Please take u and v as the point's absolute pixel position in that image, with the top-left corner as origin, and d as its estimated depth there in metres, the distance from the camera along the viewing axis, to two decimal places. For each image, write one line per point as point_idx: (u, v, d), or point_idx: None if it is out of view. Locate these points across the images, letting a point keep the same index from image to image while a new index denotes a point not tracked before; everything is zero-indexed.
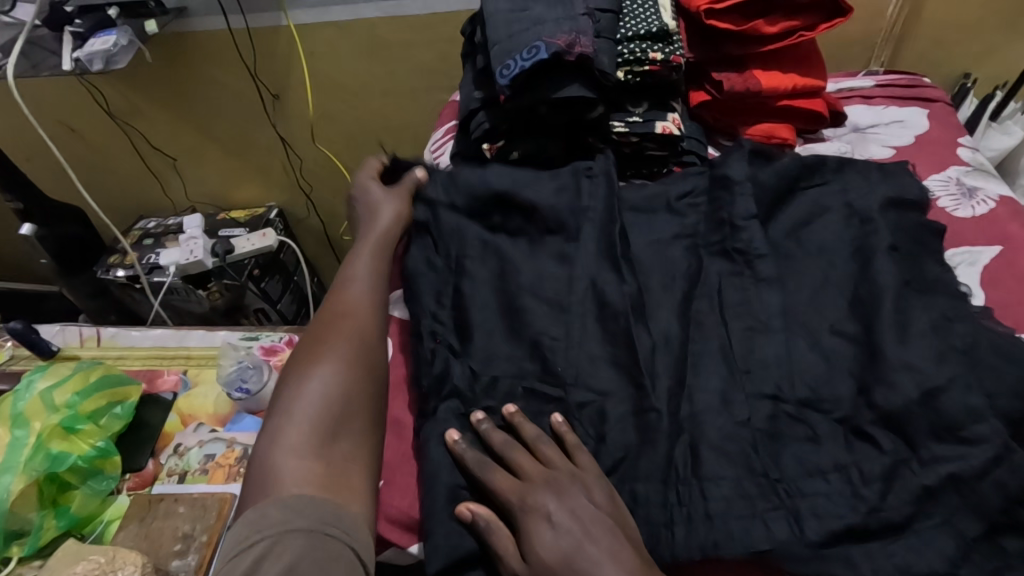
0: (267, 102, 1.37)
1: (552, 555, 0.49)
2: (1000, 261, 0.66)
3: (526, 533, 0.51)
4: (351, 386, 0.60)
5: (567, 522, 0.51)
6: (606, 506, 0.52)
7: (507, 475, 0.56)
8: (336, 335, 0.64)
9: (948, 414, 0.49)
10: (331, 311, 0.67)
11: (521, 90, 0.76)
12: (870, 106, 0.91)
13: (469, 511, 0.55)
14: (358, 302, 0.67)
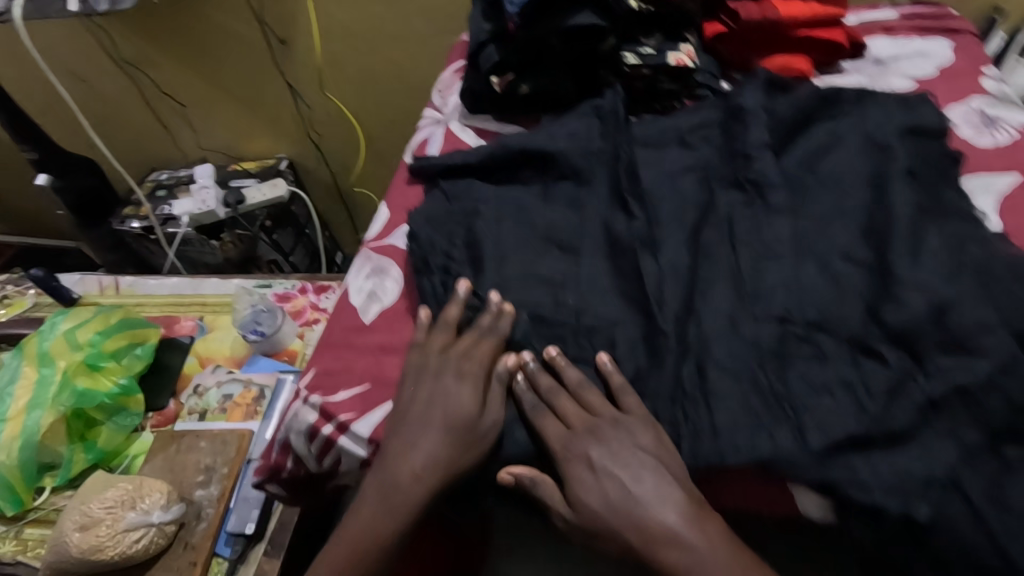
0: (274, 48, 1.35)
1: (597, 501, 0.51)
2: (1019, 188, 0.65)
3: (575, 478, 0.52)
4: (388, 534, 0.54)
5: (609, 468, 0.52)
6: (653, 448, 0.52)
7: (557, 421, 0.56)
8: (392, 462, 0.55)
9: (956, 327, 0.50)
10: (408, 407, 0.58)
11: (532, 19, 0.75)
12: (893, 38, 0.88)
13: (511, 474, 0.55)
14: (437, 424, 0.56)
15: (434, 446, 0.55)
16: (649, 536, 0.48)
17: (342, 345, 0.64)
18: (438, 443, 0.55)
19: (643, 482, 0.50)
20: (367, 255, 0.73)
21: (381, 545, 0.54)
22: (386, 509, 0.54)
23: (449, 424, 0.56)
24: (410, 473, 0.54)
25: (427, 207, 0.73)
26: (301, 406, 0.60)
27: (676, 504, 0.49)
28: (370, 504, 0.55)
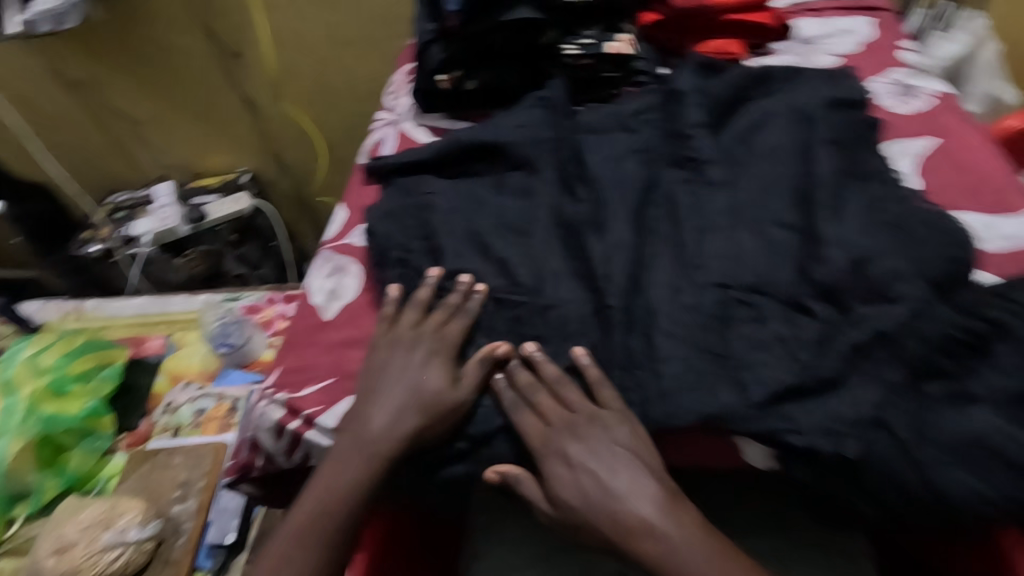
0: (227, 61, 1.36)
1: (573, 494, 0.54)
2: (936, 149, 0.69)
3: (557, 475, 0.55)
4: (342, 509, 0.56)
5: (586, 463, 0.54)
6: (629, 442, 0.54)
7: (537, 416, 0.57)
8: (354, 445, 0.57)
9: (874, 277, 0.54)
10: (372, 394, 0.59)
11: (472, 17, 0.79)
12: (819, 18, 0.92)
13: (497, 473, 0.57)
14: (400, 410, 0.57)
15: (395, 430, 0.57)
16: (630, 533, 0.51)
17: (306, 344, 0.65)
18: (399, 428, 0.57)
19: (620, 478, 0.53)
20: (327, 254, 0.74)
21: (334, 521, 0.56)
22: (342, 489, 0.56)
23: (413, 411, 0.57)
24: (370, 457, 0.56)
25: (382, 204, 0.74)
26: (266, 404, 0.60)
27: (654, 498, 0.52)
28: (326, 481, 0.57)
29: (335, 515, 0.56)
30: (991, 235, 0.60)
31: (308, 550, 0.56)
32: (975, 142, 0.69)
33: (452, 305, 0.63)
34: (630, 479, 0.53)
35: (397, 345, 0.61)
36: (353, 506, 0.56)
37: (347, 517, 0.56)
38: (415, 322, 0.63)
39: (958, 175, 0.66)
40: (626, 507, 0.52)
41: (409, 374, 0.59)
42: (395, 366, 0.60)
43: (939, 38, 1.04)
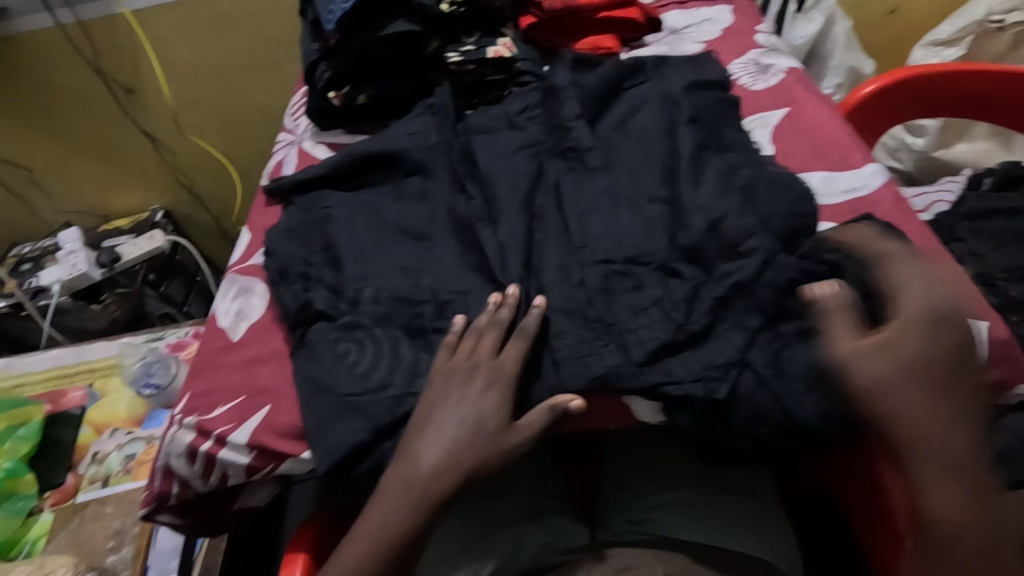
0: (121, 98, 1.33)
1: (888, 376, 0.48)
2: (787, 118, 0.77)
3: (866, 384, 0.48)
4: (390, 546, 0.53)
5: (883, 354, 0.49)
6: (938, 354, 0.48)
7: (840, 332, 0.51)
8: (402, 482, 0.54)
9: (728, 236, 0.60)
10: (424, 428, 0.55)
11: (350, 33, 0.81)
12: (685, 10, 1.00)
13: (816, 292, 0.53)
14: (446, 447, 0.54)
15: (445, 467, 0.54)
16: (904, 452, 0.48)
17: (213, 366, 0.66)
18: (450, 467, 0.54)
19: (906, 397, 0.47)
20: (232, 278, 0.75)
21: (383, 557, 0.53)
22: (394, 523, 0.54)
23: (461, 447, 0.55)
24: (416, 499, 0.54)
25: (284, 222, 0.75)
26: (177, 430, 0.61)
27: (931, 413, 0.47)
28: (378, 516, 0.54)
29: (387, 550, 0.53)
30: (832, 190, 0.68)
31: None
32: (821, 108, 0.77)
33: (493, 323, 0.59)
34: (943, 394, 0.47)
35: (451, 378, 0.57)
36: (404, 542, 0.53)
37: (395, 554, 0.53)
38: (399, 355, 0.59)
39: (806, 140, 0.74)
40: (956, 427, 0.47)
41: (466, 407, 0.56)
42: (446, 402, 0.56)
43: (798, 18, 1.14)
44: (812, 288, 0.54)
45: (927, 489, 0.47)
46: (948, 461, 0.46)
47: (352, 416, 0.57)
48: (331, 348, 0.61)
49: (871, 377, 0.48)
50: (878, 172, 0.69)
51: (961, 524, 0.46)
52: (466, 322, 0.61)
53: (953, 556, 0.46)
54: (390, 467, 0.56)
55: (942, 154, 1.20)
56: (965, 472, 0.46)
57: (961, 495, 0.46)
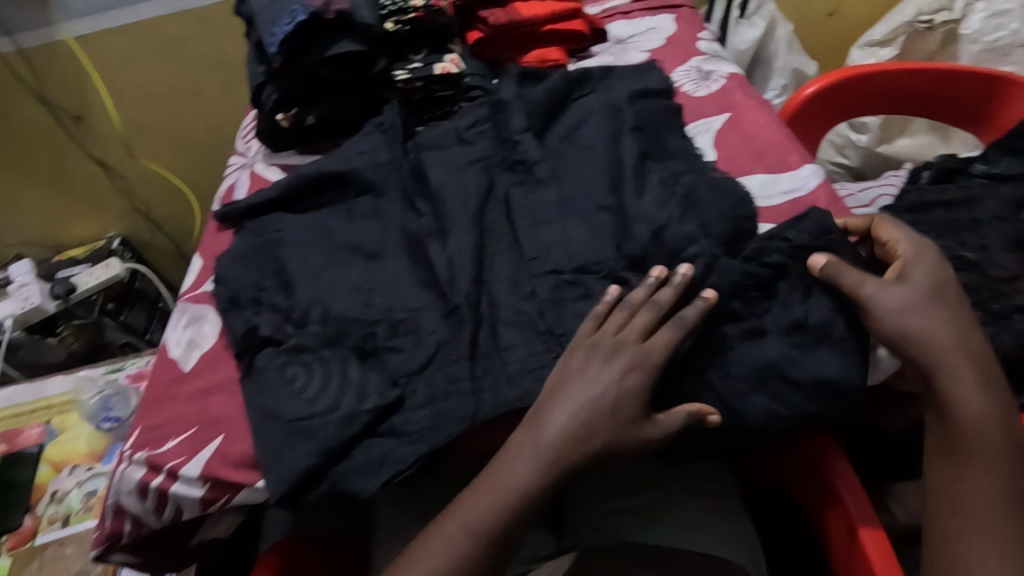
0: (69, 126, 1.30)
1: (915, 321, 0.54)
2: (728, 124, 0.79)
3: (894, 318, 0.53)
4: (512, 506, 0.52)
5: (904, 305, 0.54)
6: (947, 316, 0.54)
7: (858, 278, 0.55)
8: (529, 443, 0.53)
9: (673, 243, 0.62)
10: (559, 395, 0.54)
11: (293, 55, 0.79)
12: (630, 19, 1.02)
13: (820, 262, 0.56)
14: (576, 415, 0.53)
15: (575, 436, 0.53)
16: (938, 368, 0.53)
17: (164, 398, 0.65)
18: (578, 435, 0.53)
19: (928, 318, 0.54)
20: (183, 306, 0.73)
21: (504, 516, 0.52)
22: (518, 482, 0.53)
23: (591, 419, 0.53)
24: (545, 463, 0.52)
25: (234, 248, 0.75)
26: (127, 466, 0.60)
27: (951, 329, 0.54)
28: (503, 475, 0.53)
29: (509, 508, 0.52)
30: (772, 192, 0.70)
31: (475, 537, 0.52)
32: (760, 112, 0.79)
33: (638, 302, 0.57)
34: (953, 312, 0.55)
35: (592, 353, 0.55)
36: (526, 501, 0.52)
37: (516, 514, 0.52)
38: (354, 377, 0.59)
39: (745, 145, 0.76)
40: (966, 338, 0.54)
41: (607, 378, 0.54)
42: (586, 372, 0.55)
43: (741, 24, 1.18)
44: (819, 256, 0.57)
45: (960, 395, 0.53)
46: (968, 368, 0.53)
47: (303, 442, 0.56)
48: (281, 373, 0.60)
49: (898, 308, 0.54)
50: (814, 173, 0.71)
51: (986, 422, 0.52)
52: (620, 294, 0.59)
53: (983, 453, 0.52)
54: (519, 429, 0.55)
55: (884, 150, 1.25)
56: (983, 376, 0.53)
57: (982, 395, 0.53)
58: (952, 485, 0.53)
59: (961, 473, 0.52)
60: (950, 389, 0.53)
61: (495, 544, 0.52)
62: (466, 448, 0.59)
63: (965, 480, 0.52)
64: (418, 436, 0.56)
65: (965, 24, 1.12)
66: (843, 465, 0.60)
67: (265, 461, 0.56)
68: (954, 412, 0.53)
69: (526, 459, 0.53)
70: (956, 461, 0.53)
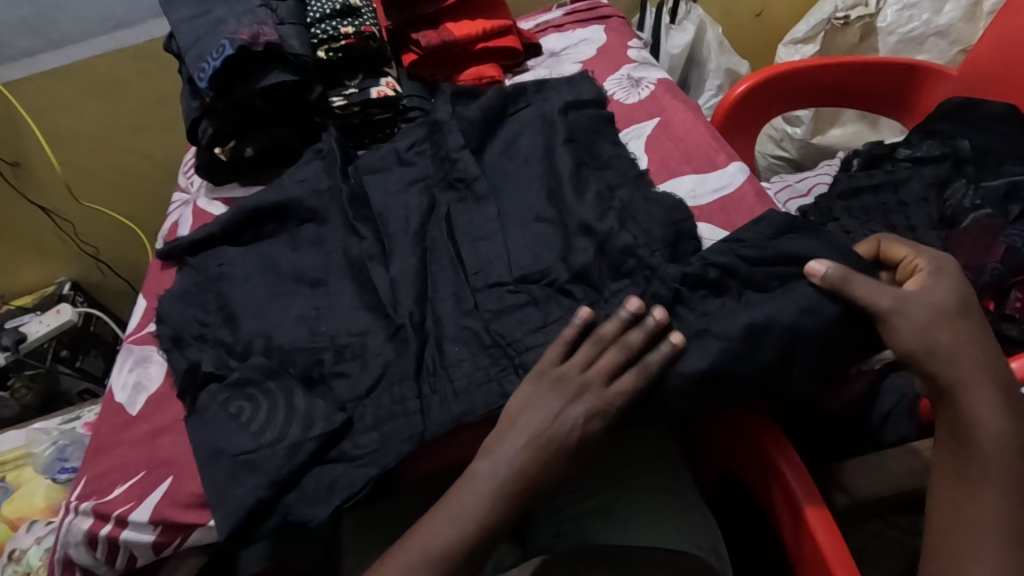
0: (6, 173, 1.27)
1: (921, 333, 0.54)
2: (659, 128, 0.82)
3: (917, 333, 0.54)
4: (469, 531, 0.52)
5: (925, 316, 0.54)
6: (965, 331, 0.55)
7: (890, 293, 0.54)
8: (488, 473, 0.54)
9: (610, 252, 0.64)
10: (516, 423, 0.55)
11: (224, 88, 0.79)
12: (562, 32, 1.06)
13: (821, 267, 0.56)
14: (530, 444, 0.54)
15: (530, 468, 0.53)
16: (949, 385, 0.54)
17: (111, 445, 0.64)
18: (529, 466, 0.53)
19: (946, 336, 0.54)
20: (128, 349, 0.72)
21: (462, 547, 0.52)
22: (477, 510, 0.53)
23: (543, 450, 0.53)
24: (510, 495, 0.53)
25: (176, 286, 0.74)
26: (73, 517, 0.58)
27: (966, 347, 0.54)
28: (459, 502, 0.53)
29: (461, 535, 0.52)
30: (702, 191, 0.73)
31: (431, 564, 0.52)
32: (689, 115, 0.82)
33: (607, 339, 0.57)
34: (963, 331, 0.55)
35: (554, 387, 0.56)
36: (477, 537, 0.52)
37: (473, 544, 0.52)
38: (302, 407, 0.59)
39: (675, 147, 0.79)
40: (979, 358, 0.55)
41: (567, 410, 0.54)
42: (543, 402, 0.55)
43: (672, 30, 1.22)
44: (821, 262, 0.56)
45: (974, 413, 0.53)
46: (984, 388, 0.54)
47: (250, 475, 0.56)
48: (226, 409, 0.60)
49: (919, 325, 0.54)
50: (741, 169, 0.74)
51: (994, 442, 0.52)
52: (591, 315, 0.59)
53: (986, 474, 0.52)
54: (478, 458, 0.55)
55: (819, 141, 1.30)
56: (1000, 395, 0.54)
57: (999, 423, 0.53)
58: (956, 501, 0.52)
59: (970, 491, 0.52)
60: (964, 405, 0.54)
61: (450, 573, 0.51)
62: (419, 466, 0.59)
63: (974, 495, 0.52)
64: (368, 459, 0.56)
65: (880, 18, 1.18)
66: (787, 450, 0.62)
67: (214, 499, 0.56)
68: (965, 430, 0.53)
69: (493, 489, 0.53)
70: (965, 479, 0.52)
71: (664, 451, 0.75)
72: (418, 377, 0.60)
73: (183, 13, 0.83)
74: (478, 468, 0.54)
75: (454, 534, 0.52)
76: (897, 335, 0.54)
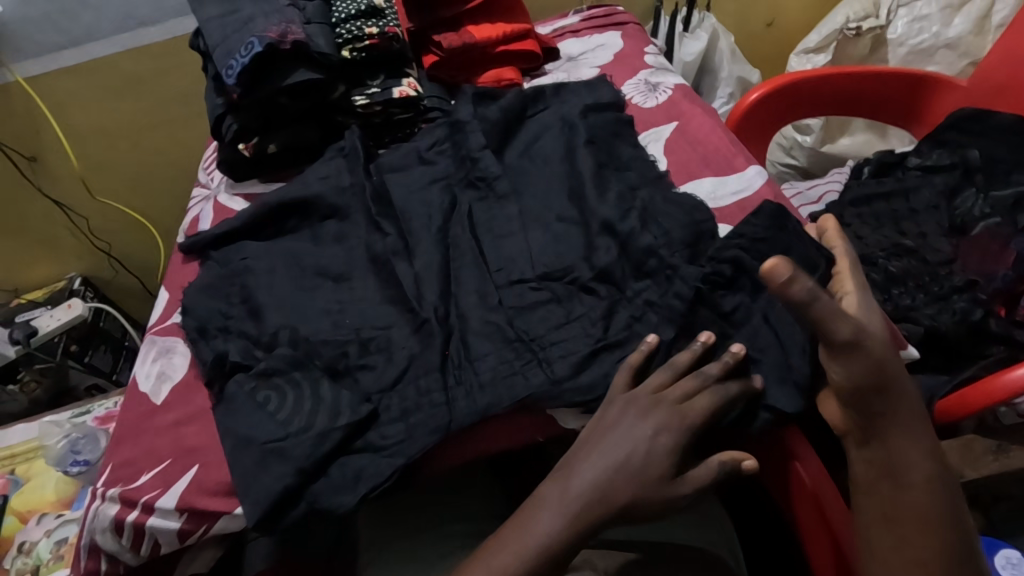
0: (23, 167, 1.27)
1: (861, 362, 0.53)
2: (677, 132, 0.83)
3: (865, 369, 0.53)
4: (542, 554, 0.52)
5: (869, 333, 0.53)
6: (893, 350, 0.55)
7: (852, 325, 0.52)
8: (558, 495, 0.54)
9: (633, 252, 0.65)
10: (595, 450, 0.55)
11: (251, 85, 0.80)
12: (579, 38, 1.07)
13: (784, 270, 0.49)
14: (604, 476, 0.53)
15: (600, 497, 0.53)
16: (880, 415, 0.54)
17: (136, 433, 0.64)
18: (606, 494, 0.53)
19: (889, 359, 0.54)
20: (152, 339, 0.73)
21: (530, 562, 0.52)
22: (551, 531, 0.53)
23: (621, 480, 0.53)
24: (582, 512, 0.53)
25: (199, 279, 0.75)
26: (101, 503, 0.59)
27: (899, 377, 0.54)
28: (531, 529, 0.53)
29: (530, 562, 0.52)
30: (723, 194, 0.74)
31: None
32: (707, 119, 0.84)
33: (682, 366, 0.57)
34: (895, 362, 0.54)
35: (628, 407, 0.56)
36: (546, 554, 0.52)
37: (543, 560, 0.52)
38: (328, 398, 0.60)
39: (694, 150, 0.80)
40: (908, 411, 0.54)
41: (638, 432, 0.54)
42: (616, 427, 0.55)
43: (685, 37, 1.23)
44: (785, 263, 0.49)
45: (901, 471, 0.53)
46: (914, 443, 0.54)
47: (277, 463, 0.56)
48: (253, 398, 0.61)
49: (876, 364, 0.53)
50: (760, 173, 0.76)
51: (925, 484, 0.52)
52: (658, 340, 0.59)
53: (917, 539, 0.51)
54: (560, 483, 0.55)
55: (829, 149, 1.31)
56: (927, 455, 0.54)
57: (926, 484, 0.52)
58: (894, 549, 0.51)
59: (904, 543, 0.51)
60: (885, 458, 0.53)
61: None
62: (442, 457, 0.60)
63: (906, 550, 0.51)
64: (394, 450, 0.57)
65: (891, 29, 1.20)
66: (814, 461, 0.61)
67: (241, 487, 0.56)
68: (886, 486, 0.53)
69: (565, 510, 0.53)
70: (898, 533, 0.51)
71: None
72: (444, 371, 0.61)
73: (212, 11, 0.84)
74: (544, 488, 0.56)
75: (515, 553, 0.52)
76: (844, 367, 0.53)
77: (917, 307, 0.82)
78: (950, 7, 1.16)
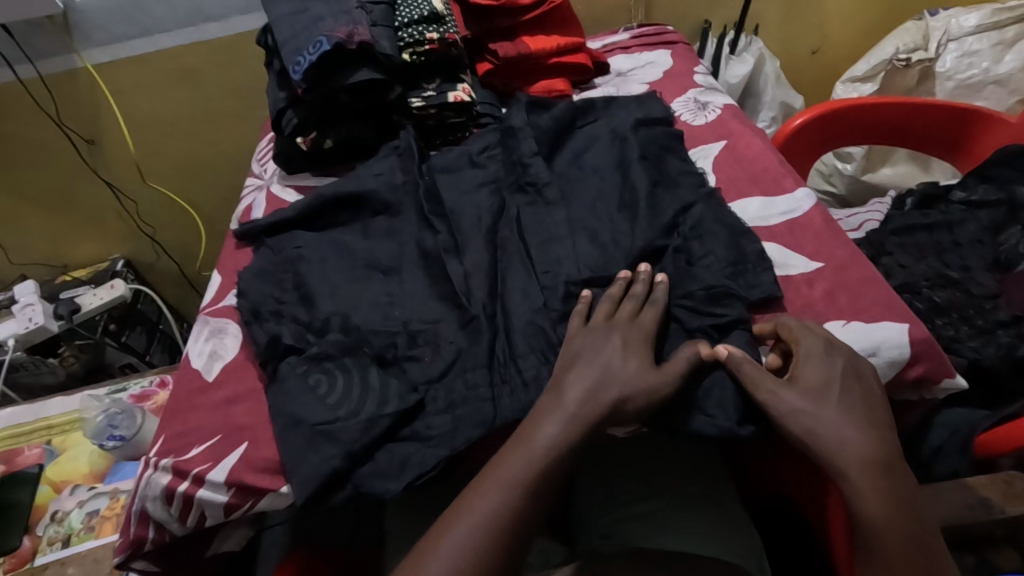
0: (82, 150, 1.32)
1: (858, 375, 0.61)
2: (725, 150, 0.84)
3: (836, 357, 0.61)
4: (535, 468, 0.54)
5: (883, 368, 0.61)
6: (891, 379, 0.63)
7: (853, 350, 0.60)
8: (526, 439, 0.55)
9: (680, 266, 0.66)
10: (567, 378, 0.58)
11: (315, 82, 0.83)
12: (629, 54, 1.09)
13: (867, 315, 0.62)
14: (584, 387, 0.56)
15: (602, 410, 0.56)
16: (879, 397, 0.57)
17: (187, 408, 0.66)
18: (597, 399, 0.56)
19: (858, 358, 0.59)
20: (204, 319, 0.76)
21: (516, 507, 0.52)
22: (544, 446, 0.54)
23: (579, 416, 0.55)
24: (545, 464, 0.54)
25: (254, 264, 0.77)
26: (152, 472, 0.61)
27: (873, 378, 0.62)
28: (527, 455, 0.54)
29: (518, 504, 0.53)
30: (770, 213, 0.75)
31: (508, 516, 0.52)
32: (755, 139, 0.85)
33: (616, 296, 0.64)
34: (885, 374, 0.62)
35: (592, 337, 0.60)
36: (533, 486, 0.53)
37: (526, 506, 0.53)
38: (378, 387, 0.61)
39: (742, 169, 0.81)
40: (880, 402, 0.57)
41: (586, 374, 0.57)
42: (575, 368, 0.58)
43: (731, 60, 1.24)
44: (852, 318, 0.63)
45: (826, 435, 0.54)
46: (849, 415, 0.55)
47: (327, 445, 0.58)
48: (304, 381, 0.62)
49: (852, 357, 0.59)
50: (808, 195, 0.76)
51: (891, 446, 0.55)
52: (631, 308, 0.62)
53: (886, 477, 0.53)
54: (546, 398, 0.58)
55: (869, 178, 1.31)
56: (846, 408, 0.55)
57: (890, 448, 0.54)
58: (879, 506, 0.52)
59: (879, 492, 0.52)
60: (812, 425, 0.55)
61: (517, 529, 0.52)
62: (483, 453, 0.62)
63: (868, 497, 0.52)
64: (439, 440, 0.59)
65: (939, 63, 1.20)
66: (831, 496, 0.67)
67: (290, 466, 0.58)
68: (825, 449, 0.54)
69: (533, 453, 0.54)
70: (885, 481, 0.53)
71: (682, 460, 0.75)
72: (490, 368, 0.62)
73: (282, 9, 0.88)
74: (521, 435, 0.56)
75: (505, 494, 0.53)
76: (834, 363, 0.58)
77: (960, 338, 0.81)
78: (1001, 43, 1.17)
